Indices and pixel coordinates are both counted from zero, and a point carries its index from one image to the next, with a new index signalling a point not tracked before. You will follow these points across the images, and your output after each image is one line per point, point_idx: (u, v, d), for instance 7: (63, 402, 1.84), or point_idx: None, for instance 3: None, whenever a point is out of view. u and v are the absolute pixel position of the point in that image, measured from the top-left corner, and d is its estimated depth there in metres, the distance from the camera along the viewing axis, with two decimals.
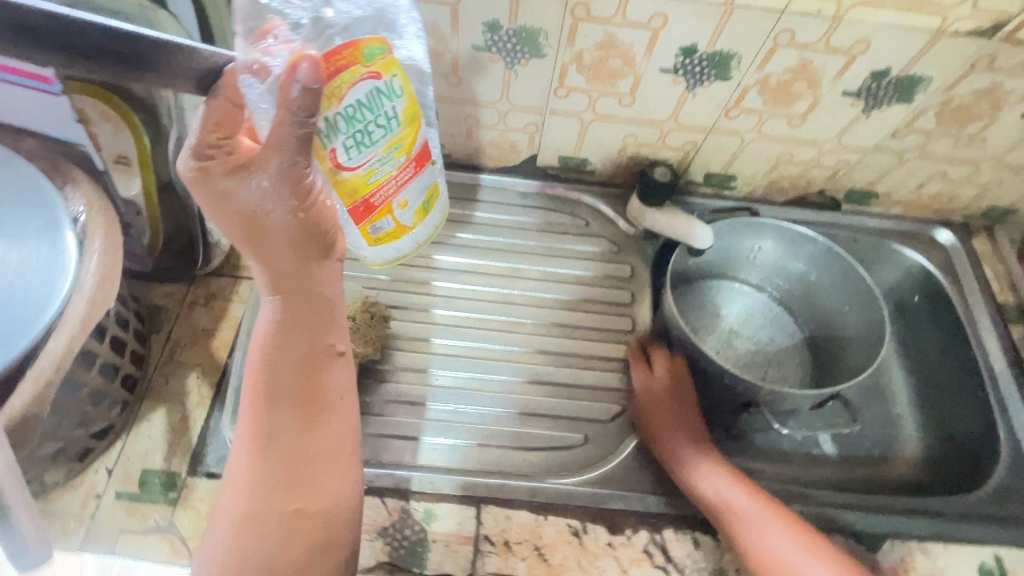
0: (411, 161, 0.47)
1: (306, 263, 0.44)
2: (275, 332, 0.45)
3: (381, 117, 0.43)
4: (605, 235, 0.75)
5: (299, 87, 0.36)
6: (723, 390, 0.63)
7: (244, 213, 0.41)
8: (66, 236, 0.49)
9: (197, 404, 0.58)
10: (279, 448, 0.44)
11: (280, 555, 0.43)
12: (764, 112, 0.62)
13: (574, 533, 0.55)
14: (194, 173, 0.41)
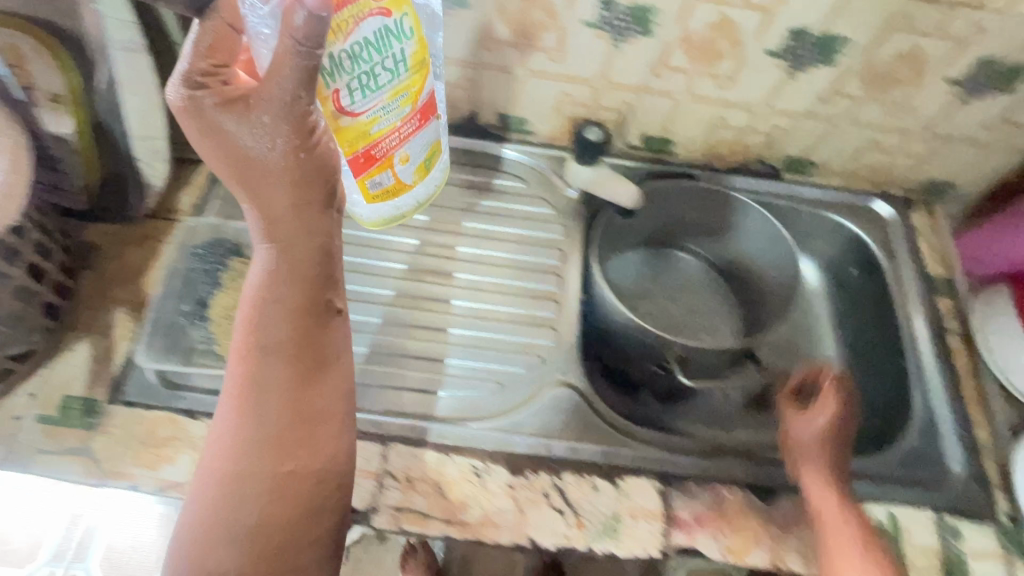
0: (413, 113, 0.52)
1: (304, 213, 0.44)
2: (269, 285, 0.46)
3: (387, 64, 0.47)
4: (542, 195, 0.75)
5: (305, 13, 0.35)
6: (638, 346, 0.65)
7: (241, 155, 0.41)
8: None
9: (122, 337, 0.60)
10: (274, 397, 0.46)
11: (269, 511, 0.44)
12: (691, 72, 0.62)
13: (475, 473, 0.57)
14: (184, 104, 0.39)
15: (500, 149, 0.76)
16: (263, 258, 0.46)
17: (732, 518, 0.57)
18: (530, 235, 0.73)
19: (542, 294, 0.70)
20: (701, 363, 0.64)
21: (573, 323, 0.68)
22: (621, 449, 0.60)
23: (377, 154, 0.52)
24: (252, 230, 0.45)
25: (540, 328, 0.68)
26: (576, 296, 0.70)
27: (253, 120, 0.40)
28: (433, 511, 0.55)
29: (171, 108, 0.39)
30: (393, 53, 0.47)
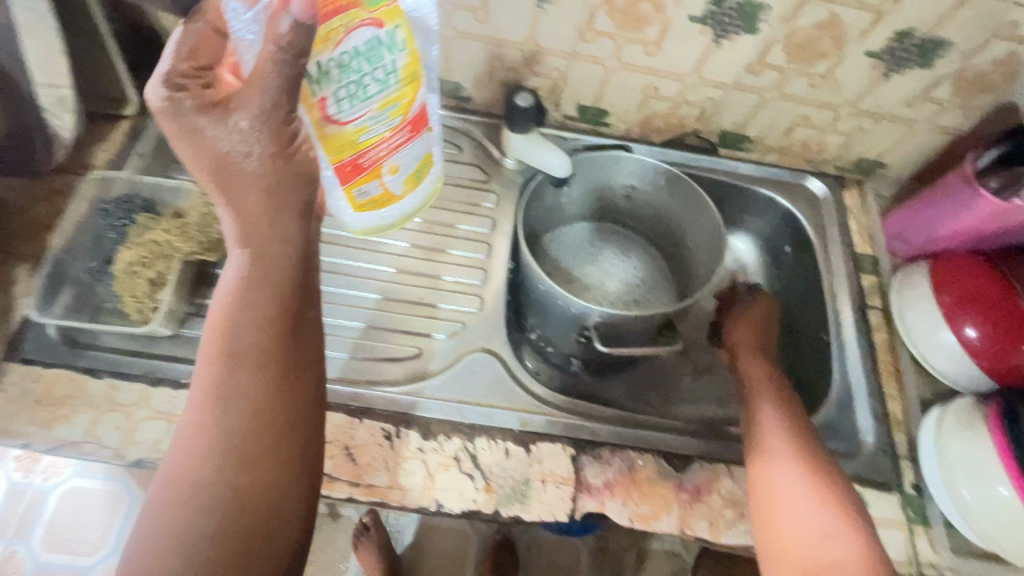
0: (404, 125, 0.50)
1: (284, 222, 0.45)
2: (243, 288, 0.45)
3: (379, 74, 0.46)
4: (478, 163, 0.74)
5: (291, 20, 0.36)
6: (562, 316, 0.64)
7: (219, 159, 0.42)
8: None
9: (24, 292, 0.58)
10: (244, 396, 0.44)
11: (224, 529, 0.42)
12: (618, 37, 0.62)
13: (386, 436, 0.56)
14: (164, 104, 0.40)
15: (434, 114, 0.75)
16: (237, 263, 0.45)
17: (645, 486, 0.57)
18: (462, 203, 0.72)
19: (472, 262, 0.69)
20: (623, 334, 0.63)
21: (500, 293, 0.67)
22: (536, 416, 0.60)
23: (365, 163, 0.50)
24: (227, 234, 0.45)
25: (467, 296, 0.66)
26: (505, 266, 0.69)
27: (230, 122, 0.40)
28: (340, 473, 0.54)
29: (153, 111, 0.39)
30: (383, 64, 0.45)
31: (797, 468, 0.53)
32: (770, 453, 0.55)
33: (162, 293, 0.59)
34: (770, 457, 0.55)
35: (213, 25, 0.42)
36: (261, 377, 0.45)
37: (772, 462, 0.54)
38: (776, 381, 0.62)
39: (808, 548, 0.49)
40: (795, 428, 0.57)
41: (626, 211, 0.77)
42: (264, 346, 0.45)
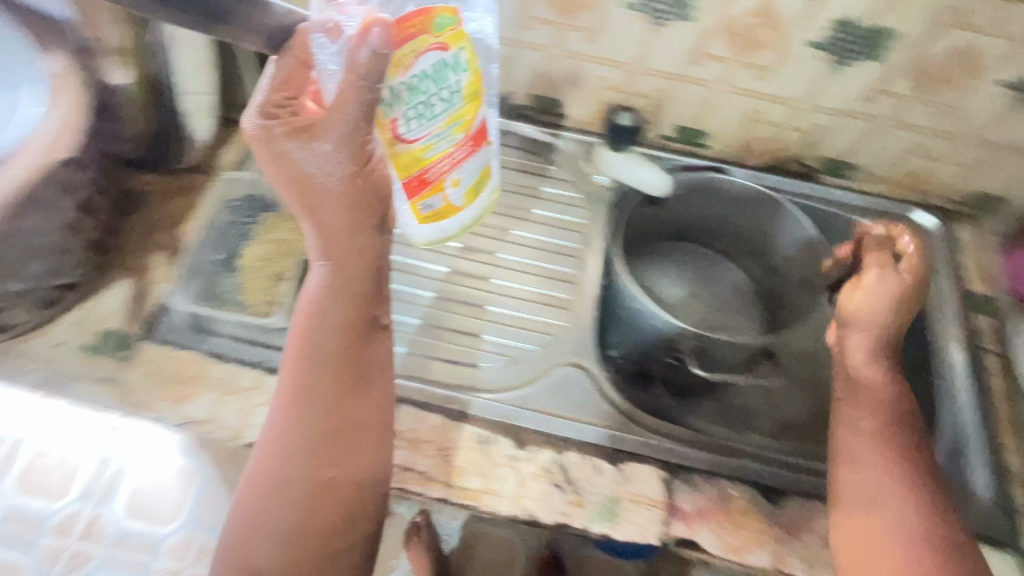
0: (464, 139, 0.53)
1: (361, 232, 0.50)
2: (322, 296, 0.51)
3: (442, 92, 0.49)
4: (570, 177, 0.75)
5: (370, 50, 0.41)
6: (649, 334, 0.65)
7: (301, 176, 0.47)
8: (41, 92, 0.59)
9: (159, 279, 0.64)
10: (318, 390, 0.50)
11: (308, 514, 0.49)
12: (730, 61, 0.61)
13: (480, 442, 0.58)
14: (259, 132, 0.46)
15: (530, 129, 0.76)
16: (317, 274, 0.51)
17: (736, 515, 0.56)
18: (552, 216, 0.73)
19: (560, 275, 0.69)
20: (713, 350, 0.63)
21: (591, 306, 0.67)
22: (627, 435, 0.60)
23: (429, 179, 0.53)
24: (311, 248, 0.51)
25: (555, 309, 0.67)
26: (595, 281, 0.69)
27: (313, 148, 0.46)
28: (436, 473, 0.55)
29: (249, 137, 0.46)
30: (447, 84, 0.48)
31: (894, 493, 0.51)
32: (868, 474, 0.52)
33: (282, 288, 0.64)
34: (868, 486, 0.51)
35: (298, 56, 0.45)
36: (331, 378, 0.50)
37: (866, 488, 0.51)
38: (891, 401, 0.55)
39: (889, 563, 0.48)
40: (886, 454, 0.53)
41: (715, 232, 0.76)
42: (339, 350, 0.50)
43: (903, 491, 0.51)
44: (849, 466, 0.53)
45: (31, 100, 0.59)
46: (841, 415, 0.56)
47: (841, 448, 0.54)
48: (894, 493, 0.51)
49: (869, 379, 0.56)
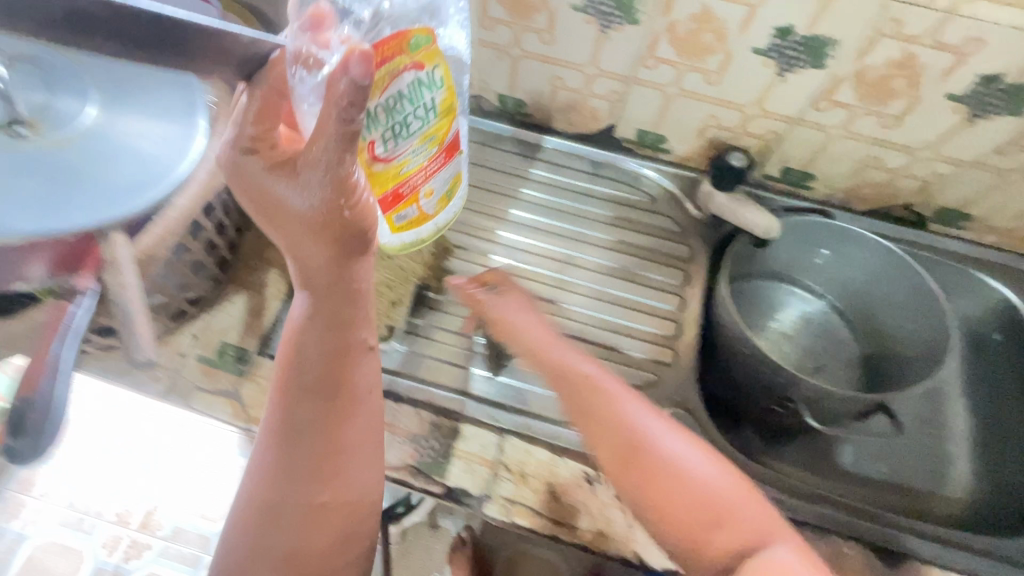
0: (440, 151, 0.48)
1: (350, 264, 0.47)
2: (309, 328, 0.50)
3: (418, 109, 0.44)
4: (670, 214, 0.76)
5: (349, 80, 0.32)
6: (760, 381, 0.64)
7: (281, 209, 0.43)
8: (169, 117, 0.45)
9: (273, 296, 0.65)
10: (304, 418, 0.52)
11: (308, 525, 0.53)
12: (856, 108, 0.60)
13: (587, 480, 0.57)
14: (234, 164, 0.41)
15: (635, 165, 0.77)
16: (303, 308, 0.50)
17: None
18: (652, 252, 0.74)
19: (663, 313, 0.70)
20: (835, 412, 0.62)
21: (694, 347, 0.68)
22: None
23: (406, 195, 0.48)
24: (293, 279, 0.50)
25: (660, 348, 0.68)
26: (696, 320, 0.70)
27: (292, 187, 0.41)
28: (544, 509, 0.56)
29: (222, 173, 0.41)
30: (418, 102, 0.44)
31: (674, 465, 0.50)
32: (637, 462, 0.51)
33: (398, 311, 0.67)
34: (668, 464, 0.51)
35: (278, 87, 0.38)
36: (319, 404, 0.52)
37: (644, 474, 0.50)
38: (588, 383, 0.55)
39: (733, 534, 0.49)
40: (635, 437, 0.52)
41: (814, 276, 0.76)
42: (329, 378, 0.51)
43: (688, 450, 0.52)
44: (626, 459, 0.51)
45: (181, 126, 0.45)
46: (580, 418, 0.54)
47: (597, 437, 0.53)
48: (686, 465, 0.51)
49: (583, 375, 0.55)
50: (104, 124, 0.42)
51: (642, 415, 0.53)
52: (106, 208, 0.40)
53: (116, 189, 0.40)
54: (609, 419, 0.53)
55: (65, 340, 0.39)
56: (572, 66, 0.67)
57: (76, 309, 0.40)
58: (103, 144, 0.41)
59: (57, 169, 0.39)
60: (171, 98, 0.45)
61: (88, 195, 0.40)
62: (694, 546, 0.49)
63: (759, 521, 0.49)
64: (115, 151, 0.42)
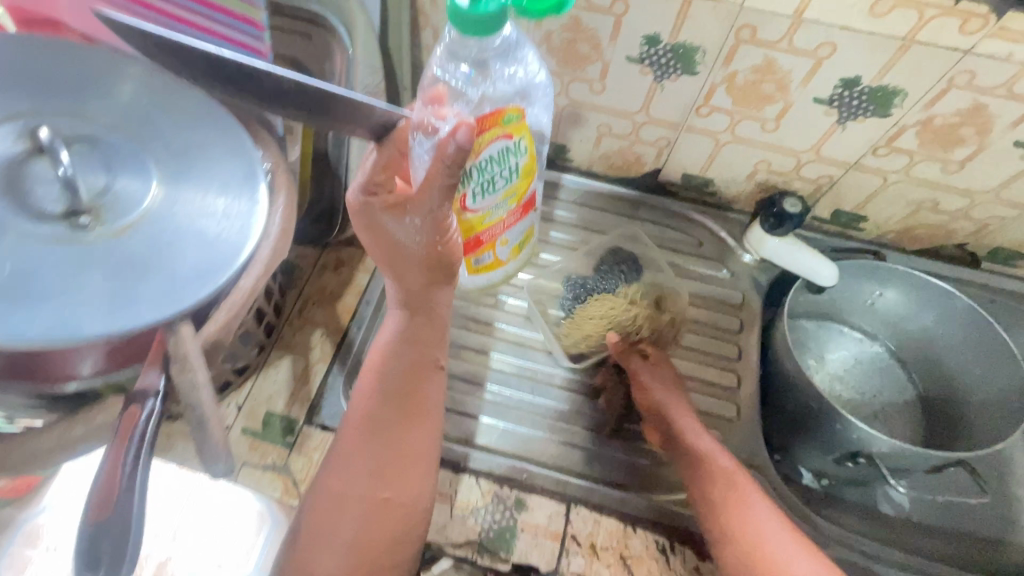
0: (518, 207, 0.49)
1: (437, 290, 0.49)
2: (393, 345, 0.50)
3: (505, 170, 0.45)
4: (718, 258, 0.74)
5: (455, 145, 0.35)
6: (830, 437, 0.61)
7: (391, 244, 0.45)
8: (225, 196, 0.43)
9: (320, 360, 0.62)
10: (378, 425, 0.49)
11: (365, 532, 0.46)
12: (917, 154, 0.59)
13: (661, 550, 0.55)
14: (360, 204, 0.43)
15: (680, 208, 0.75)
16: (395, 323, 0.50)
17: None
18: (704, 297, 0.72)
19: (723, 365, 0.68)
20: (906, 467, 0.59)
21: (753, 400, 0.67)
22: None
23: (482, 242, 0.49)
24: (388, 296, 0.51)
25: (723, 402, 0.66)
26: (754, 370, 0.69)
27: (405, 217, 0.42)
28: None
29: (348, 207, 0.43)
30: (504, 166, 0.45)
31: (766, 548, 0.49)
32: (733, 481, 0.53)
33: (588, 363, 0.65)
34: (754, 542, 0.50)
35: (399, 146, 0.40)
36: (395, 414, 0.49)
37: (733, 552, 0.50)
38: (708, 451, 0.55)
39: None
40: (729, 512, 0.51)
41: (862, 316, 0.74)
42: (404, 389, 0.50)
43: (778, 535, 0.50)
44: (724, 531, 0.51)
45: (238, 204, 0.43)
46: (694, 488, 0.55)
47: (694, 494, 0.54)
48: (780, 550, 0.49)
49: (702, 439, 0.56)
50: (165, 205, 0.41)
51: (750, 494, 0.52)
52: (167, 301, 0.37)
53: (180, 281, 0.38)
54: (711, 487, 0.53)
55: (133, 443, 0.34)
56: (621, 114, 0.65)
57: (146, 413, 0.35)
58: (166, 230, 0.40)
59: (121, 260, 0.38)
60: (230, 171, 0.44)
61: (151, 290, 0.37)
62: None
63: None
64: (178, 233, 0.40)
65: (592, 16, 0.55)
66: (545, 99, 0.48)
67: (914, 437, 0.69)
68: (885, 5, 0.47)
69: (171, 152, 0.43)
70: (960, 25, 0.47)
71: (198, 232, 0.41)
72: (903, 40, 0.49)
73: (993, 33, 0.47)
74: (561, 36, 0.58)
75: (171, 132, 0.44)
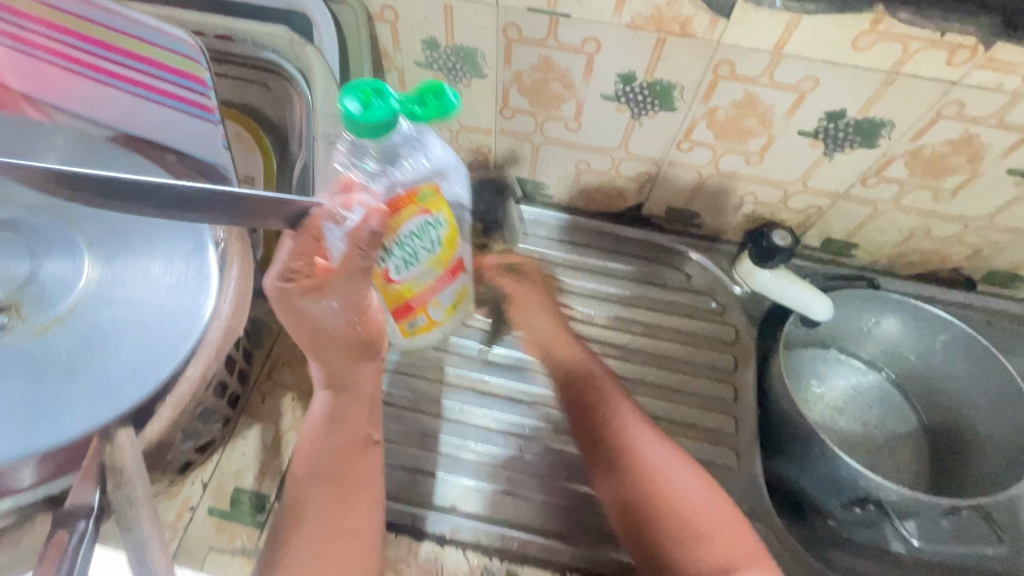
0: (446, 272, 0.49)
1: (360, 366, 0.47)
2: (322, 429, 0.47)
3: (426, 241, 0.45)
4: (707, 291, 0.71)
5: (369, 229, 0.39)
6: (837, 483, 0.57)
7: (315, 329, 0.43)
8: (167, 276, 0.40)
9: (291, 426, 0.58)
10: (310, 508, 0.45)
11: None
12: (907, 183, 0.57)
13: None
14: (278, 289, 0.40)
15: (666, 242, 0.73)
16: (321, 404, 0.48)
17: None
18: (694, 336, 0.69)
19: (718, 408, 0.65)
20: (915, 511, 0.56)
21: (753, 443, 0.64)
22: None
23: (412, 309, 0.48)
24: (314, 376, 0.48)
25: (721, 449, 0.63)
26: (751, 411, 0.65)
27: (326, 302, 0.41)
28: None
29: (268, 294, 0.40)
30: (423, 238, 0.44)
31: (660, 473, 0.51)
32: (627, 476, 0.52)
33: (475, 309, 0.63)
34: (650, 471, 0.51)
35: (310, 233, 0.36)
36: (330, 494, 0.45)
37: (610, 468, 0.53)
38: (599, 382, 0.57)
39: (714, 553, 0.47)
40: (617, 441, 0.53)
41: (865, 346, 0.72)
42: (338, 469, 0.46)
43: (672, 461, 0.52)
44: (618, 464, 0.53)
45: (180, 283, 0.40)
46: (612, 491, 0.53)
47: (584, 430, 0.55)
48: (674, 477, 0.51)
49: (590, 373, 0.58)
50: (99, 294, 0.38)
51: (636, 424, 0.54)
52: (91, 404, 0.35)
53: (109, 379, 0.36)
54: (603, 423, 0.54)
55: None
56: (599, 150, 0.62)
57: (75, 537, 0.31)
58: (97, 321, 0.37)
59: (46, 361, 0.36)
60: (175, 245, 0.41)
61: (76, 392, 0.35)
62: (660, 544, 0.49)
63: (739, 533, 0.48)
64: (114, 324, 0.38)
65: (563, 55, 0.53)
66: (456, 174, 0.48)
67: (919, 471, 0.66)
68: (867, 39, 0.45)
69: (107, 233, 0.40)
70: (948, 57, 0.45)
71: (133, 320, 0.38)
72: (888, 73, 0.47)
73: (982, 64, 0.45)
74: (531, 75, 0.55)
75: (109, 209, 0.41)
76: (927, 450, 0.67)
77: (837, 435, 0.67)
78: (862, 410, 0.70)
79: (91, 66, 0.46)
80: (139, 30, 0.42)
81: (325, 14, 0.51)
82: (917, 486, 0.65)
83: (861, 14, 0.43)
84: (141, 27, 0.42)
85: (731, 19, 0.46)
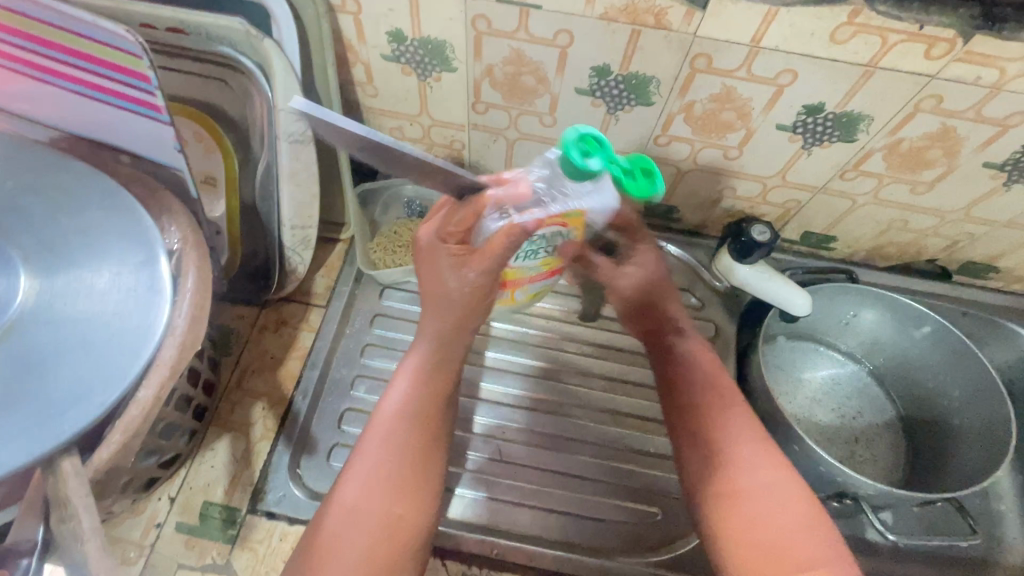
0: (548, 271, 0.51)
1: (464, 334, 0.48)
2: (418, 380, 0.46)
3: (550, 244, 0.46)
4: (687, 287, 0.70)
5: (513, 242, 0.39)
6: (816, 478, 0.57)
7: (441, 291, 0.46)
8: (114, 292, 0.38)
9: (262, 436, 0.56)
10: (395, 444, 0.44)
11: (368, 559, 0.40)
12: (885, 177, 0.56)
13: None
14: (429, 241, 0.45)
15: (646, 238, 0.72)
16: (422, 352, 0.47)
17: None
18: None
19: None
20: (891, 503, 0.57)
21: None
22: None
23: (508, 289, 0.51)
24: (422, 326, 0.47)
25: None
26: None
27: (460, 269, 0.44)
28: None
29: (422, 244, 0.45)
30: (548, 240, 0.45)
31: (756, 491, 0.44)
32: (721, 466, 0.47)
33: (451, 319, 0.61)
34: (745, 488, 0.45)
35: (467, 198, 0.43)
36: (420, 443, 0.44)
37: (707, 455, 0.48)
38: (708, 377, 0.52)
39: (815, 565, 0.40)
40: (715, 447, 0.48)
41: (843, 338, 0.72)
42: (425, 412, 0.45)
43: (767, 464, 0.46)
44: (708, 471, 0.47)
45: (128, 297, 0.37)
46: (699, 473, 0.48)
47: (678, 426, 0.50)
48: (773, 501, 0.44)
49: (699, 365, 0.52)
50: (43, 314, 0.36)
51: (742, 432, 0.47)
52: (34, 433, 0.33)
53: (53, 404, 0.34)
54: (711, 425, 0.49)
55: None
56: None
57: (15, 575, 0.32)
58: (42, 343, 0.36)
59: None
60: (124, 257, 0.39)
61: (20, 421, 0.33)
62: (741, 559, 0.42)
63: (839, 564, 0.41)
64: (60, 346, 0.36)
65: (534, 48, 0.50)
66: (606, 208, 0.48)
67: (896, 462, 0.67)
68: (846, 32, 0.44)
69: (52, 249, 0.38)
70: (926, 50, 0.44)
71: (80, 340, 0.36)
72: (866, 66, 0.46)
73: (960, 58, 0.44)
74: (503, 69, 0.53)
75: (53, 223, 0.39)
76: (909, 438, 0.68)
77: (816, 429, 0.67)
78: (841, 402, 0.70)
79: (27, 64, 0.43)
80: (71, 24, 0.39)
81: (282, 6, 0.47)
82: (893, 477, 0.65)
83: (838, 6, 0.42)
84: (76, 22, 0.39)
85: (706, 11, 0.44)
